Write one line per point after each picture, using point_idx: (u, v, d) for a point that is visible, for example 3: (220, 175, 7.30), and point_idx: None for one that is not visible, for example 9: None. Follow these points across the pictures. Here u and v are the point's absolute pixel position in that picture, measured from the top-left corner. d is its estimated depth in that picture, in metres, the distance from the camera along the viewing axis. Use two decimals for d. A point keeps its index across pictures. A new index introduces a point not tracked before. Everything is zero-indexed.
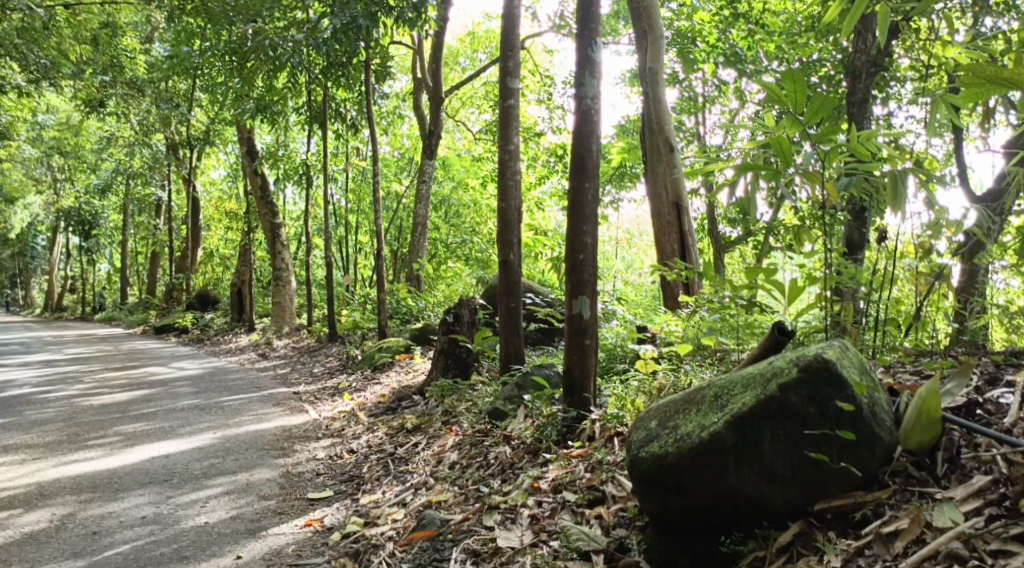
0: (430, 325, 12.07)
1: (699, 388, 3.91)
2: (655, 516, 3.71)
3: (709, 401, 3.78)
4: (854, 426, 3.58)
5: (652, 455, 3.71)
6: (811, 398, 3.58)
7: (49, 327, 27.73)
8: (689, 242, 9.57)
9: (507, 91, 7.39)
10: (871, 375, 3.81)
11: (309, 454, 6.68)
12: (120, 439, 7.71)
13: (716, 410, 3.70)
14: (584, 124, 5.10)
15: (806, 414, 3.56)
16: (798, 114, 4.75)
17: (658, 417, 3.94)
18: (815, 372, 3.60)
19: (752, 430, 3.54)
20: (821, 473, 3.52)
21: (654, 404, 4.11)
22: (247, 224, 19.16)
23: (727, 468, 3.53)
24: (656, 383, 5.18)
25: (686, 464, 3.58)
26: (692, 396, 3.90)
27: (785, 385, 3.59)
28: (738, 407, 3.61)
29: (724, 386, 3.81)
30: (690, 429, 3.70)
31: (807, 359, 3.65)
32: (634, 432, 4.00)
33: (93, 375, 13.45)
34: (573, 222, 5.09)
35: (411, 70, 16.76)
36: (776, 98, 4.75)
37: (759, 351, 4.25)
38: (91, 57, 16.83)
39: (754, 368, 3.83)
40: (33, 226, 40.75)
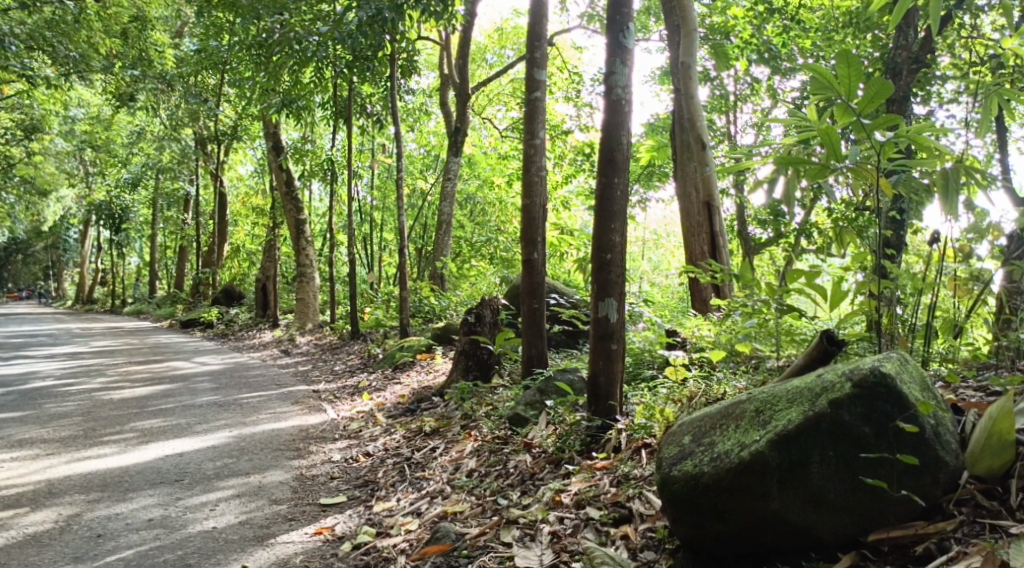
0: (452, 324, 11.87)
1: (739, 402, 3.65)
2: (687, 540, 3.48)
3: (749, 417, 3.52)
4: (916, 449, 3.29)
5: (685, 475, 3.48)
6: (866, 416, 3.30)
7: (77, 319, 27.98)
8: (720, 242, 9.15)
9: (533, 82, 7.12)
10: (934, 393, 3.52)
11: (324, 456, 6.50)
12: (136, 436, 7.59)
13: (758, 426, 3.43)
14: (613, 116, 4.81)
15: (860, 434, 3.29)
16: (851, 104, 4.41)
17: (694, 432, 3.69)
18: (871, 388, 3.31)
19: (798, 451, 3.27)
20: (876, 501, 3.25)
21: (688, 417, 3.87)
22: (272, 219, 19.13)
23: (769, 493, 3.26)
24: (686, 391, 4.90)
25: (722, 486, 3.33)
26: (731, 411, 3.64)
27: (837, 401, 3.30)
28: (783, 425, 3.34)
29: (767, 401, 3.54)
30: (727, 447, 3.44)
31: (862, 373, 3.35)
32: (667, 447, 3.75)
33: (116, 369, 13.43)
34: (601, 220, 4.82)
35: (438, 66, 16.58)
36: (827, 84, 4.37)
37: (806, 360, 3.95)
38: (120, 51, 16.90)
39: (800, 382, 3.55)
40: (66, 219, 41.32)
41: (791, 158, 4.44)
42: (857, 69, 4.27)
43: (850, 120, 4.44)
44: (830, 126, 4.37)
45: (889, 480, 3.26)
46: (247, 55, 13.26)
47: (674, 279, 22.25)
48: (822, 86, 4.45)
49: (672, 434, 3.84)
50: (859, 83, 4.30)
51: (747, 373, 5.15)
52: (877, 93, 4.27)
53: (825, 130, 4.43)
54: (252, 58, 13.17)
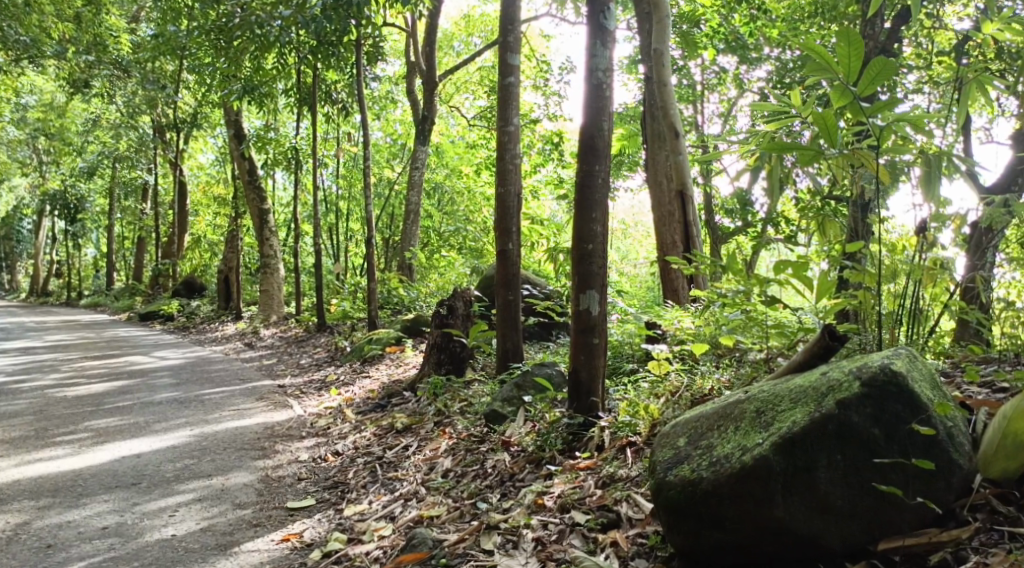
0: (422, 316, 11.63)
1: (737, 402, 3.51)
2: (684, 550, 3.32)
3: (750, 418, 3.39)
4: (928, 452, 3.17)
5: (682, 480, 3.33)
6: (875, 418, 3.17)
7: (32, 312, 27.13)
8: (694, 232, 9.00)
9: (507, 67, 6.89)
10: (943, 392, 3.40)
11: (291, 455, 6.24)
12: (91, 436, 7.24)
13: (760, 428, 3.30)
14: (595, 100, 4.62)
15: (870, 437, 3.16)
16: (849, 85, 4.03)
17: (690, 434, 3.55)
18: (880, 388, 3.19)
19: (804, 455, 3.14)
20: (887, 507, 3.13)
21: (683, 418, 3.73)
22: (234, 209, 18.65)
23: (773, 499, 3.12)
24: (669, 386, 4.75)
25: (723, 492, 3.19)
26: (729, 411, 3.50)
27: (845, 402, 3.17)
28: (788, 427, 3.21)
29: (768, 401, 3.42)
30: (727, 451, 3.30)
31: (872, 372, 3.22)
32: (662, 450, 3.60)
33: (72, 364, 12.94)
34: (582, 209, 4.64)
35: (405, 53, 16.23)
36: (825, 64, 4.03)
37: (806, 355, 3.78)
38: (73, 34, 16.22)
39: (802, 380, 3.42)
40: (20, 209, 40.01)
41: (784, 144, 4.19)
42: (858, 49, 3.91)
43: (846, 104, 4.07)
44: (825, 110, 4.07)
45: (900, 485, 3.14)
46: (206, 39, 12.78)
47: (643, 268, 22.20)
48: (819, 66, 4.10)
49: (665, 436, 3.70)
50: (860, 65, 3.94)
51: (731, 368, 5.03)
52: (878, 73, 3.92)
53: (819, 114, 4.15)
54: (212, 42, 12.70)
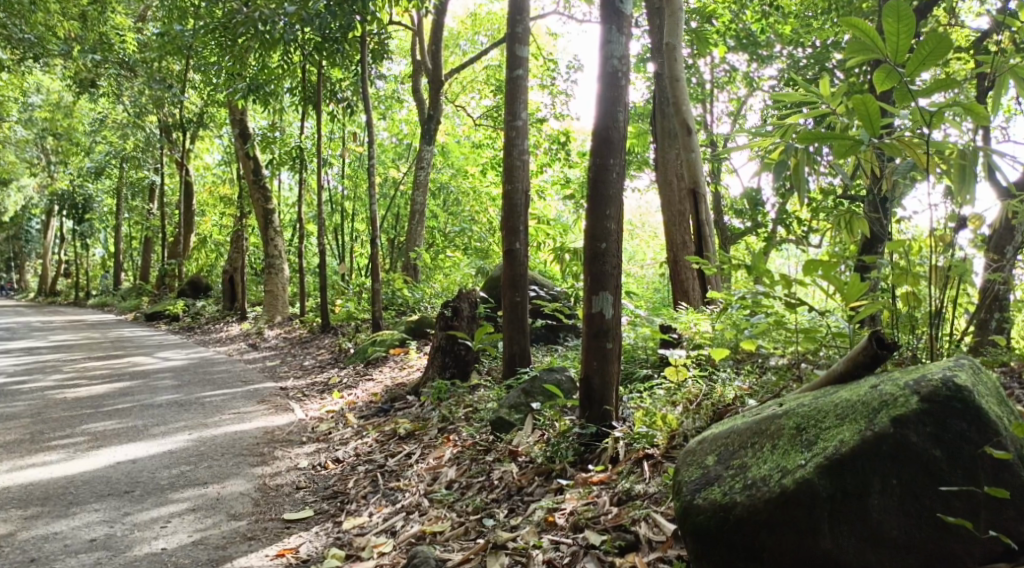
0: (426, 318, 11.38)
1: (773, 417, 3.29)
2: None
3: (789, 436, 3.16)
4: (998, 478, 2.90)
5: (713, 504, 3.11)
6: (937, 437, 2.91)
7: (38, 312, 27.03)
8: (706, 232, 8.63)
9: (515, 59, 6.66)
10: (1011, 409, 3.13)
11: (290, 462, 6.00)
12: (87, 440, 7.02)
13: (803, 448, 3.07)
14: (610, 89, 4.38)
15: (930, 459, 2.89)
16: (895, 67, 3.71)
17: (720, 452, 3.33)
18: (942, 404, 2.94)
19: (853, 479, 2.90)
20: (949, 539, 2.85)
21: (713, 433, 3.51)
22: (240, 208, 18.48)
23: (819, 528, 2.89)
24: (686, 394, 4.50)
25: (760, 519, 2.97)
26: (764, 428, 3.28)
27: (902, 419, 2.92)
28: (835, 447, 2.97)
29: (809, 416, 3.19)
30: (764, 473, 3.07)
31: (932, 387, 2.97)
32: (688, 469, 3.38)
33: (74, 365, 12.75)
34: (595, 204, 4.39)
35: (411, 51, 16.00)
36: (871, 42, 3.71)
37: (848, 366, 3.44)
38: (78, 33, 16.08)
39: (849, 394, 3.18)
40: (28, 210, 39.97)
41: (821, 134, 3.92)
42: (910, 25, 3.59)
43: (890, 87, 3.76)
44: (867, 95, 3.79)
45: (965, 515, 2.87)
46: (210, 37, 12.60)
47: (650, 270, 21.90)
48: (862, 46, 3.77)
49: (692, 453, 3.48)
50: (910, 44, 3.63)
51: (749, 376, 4.78)
52: (931, 52, 3.60)
53: (861, 99, 3.87)
54: (217, 41, 12.51)
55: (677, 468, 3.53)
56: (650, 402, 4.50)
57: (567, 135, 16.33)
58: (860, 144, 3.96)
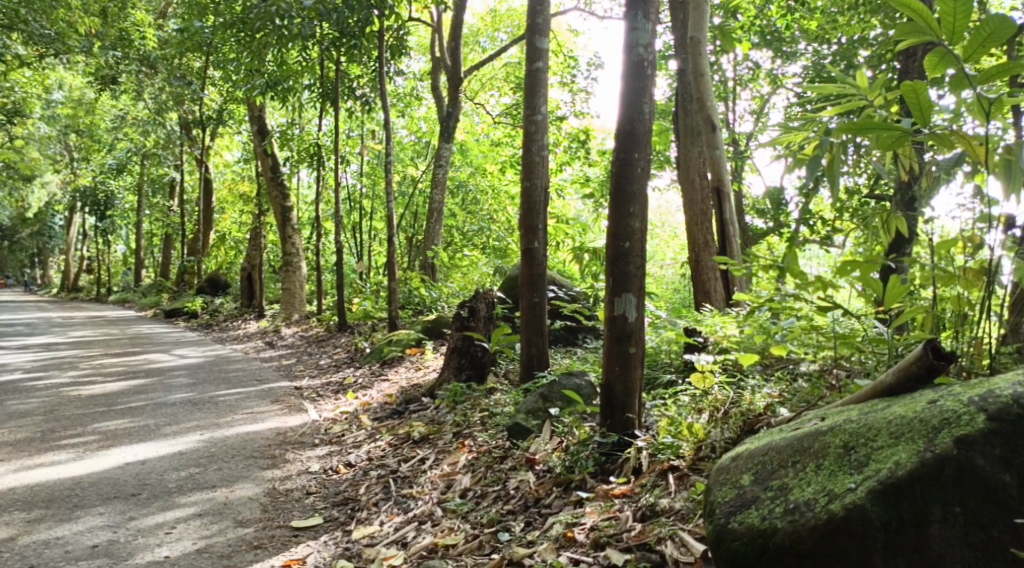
0: (444, 318, 11.21)
1: (817, 434, 3.06)
2: None
3: (836, 455, 2.93)
4: None
5: (750, 529, 2.90)
6: (1005, 461, 2.65)
7: (60, 308, 27.14)
8: (730, 231, 8.36)
9: (535, 52, 6.46)
10: None
11: (301, 466, 5.85)
12: (97, 440, 6.91)
13: (851, 469, 2.84)
14: (635, 79, 4.17)
15: (998, 485, 2.64)
16: (950, 50, 3.19)
17: (756, 471, 3.11)
18: (1013, 424, 2.68)
19: (909, 506, 2.67)
20: None
21: (751, 449, 3.28)
22: (258, 206, 18.41)
23: (870, 559, 2.66)
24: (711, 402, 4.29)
25: (803, 548, 2.74)
26: (807, 446, 3.05)
27: (966, 441, 2.66)
28: (890, 469, 2.73)
29: (858, 434, 2.95)
30: (809, 497, 2.85)
31: (1001, 404, 2.71)
32: (722, 489, 3.16)
33: (90, 362, 12.70)
34: (617, 201, 4.19)
35: (430, 48, 15.84)
36: (925, 24, 3.17)
37: (897, 378, 3.20)
38: (99, 30, 16.03)
39: (903, 409, 2.94)
40: (52, 206, 40.24)
41: (863, 124, 3.64)
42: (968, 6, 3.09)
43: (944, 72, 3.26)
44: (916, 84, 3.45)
45: None
46: (230, 33, 12.48)
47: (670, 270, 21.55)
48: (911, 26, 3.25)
49: (726, 471, 3.25)
50: (969, 25, 3.10)
51: (779, 382, 4.57)
52: (993, 32, 3.11)
53: (910, 86, 3.51)
54: (236, 38, 12.40)
55: (708, 485, 3.31)
56: (675, 409, 4.31)
57: (587, 132, 16.09)
58: (908, 137, 3.68)
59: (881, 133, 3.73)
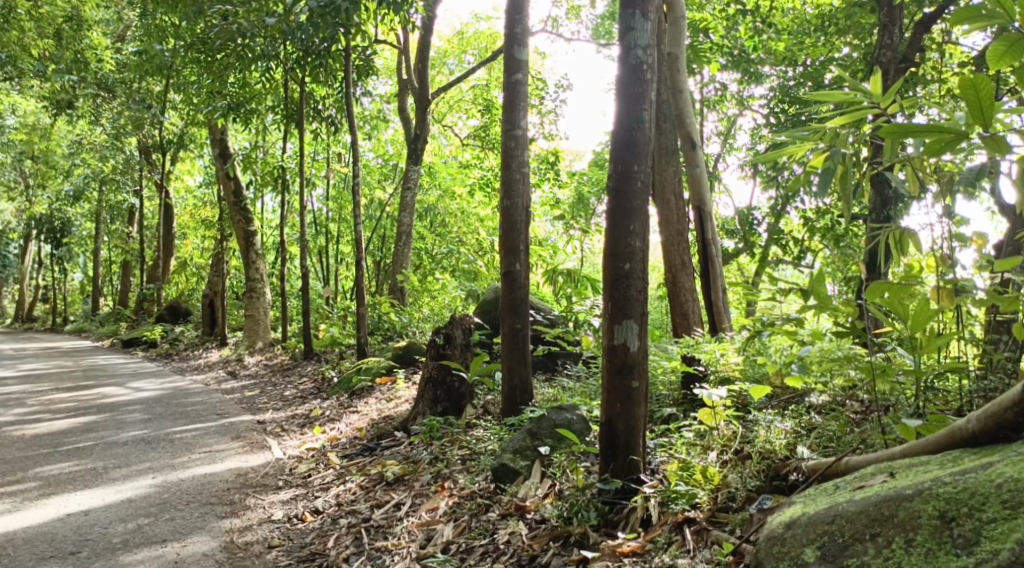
0: (416, 345, 10.70)
1: (899, 500, 2.66)
2: None
3: (930, 530, 2.52)
4: None
5: None
6: None
7: (13, 339, 25.98)
8: (712, 253, 7.89)
9: (513, 63, 6.09)
10: None
11: (263, 513, 5.33)
12: (38, 487, 6.29)
13: (955, 549, 2.43)
14: (633, 84, 3.85)
15: None
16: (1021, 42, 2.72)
17: (823, 546, 2.71)
18: None
19: None
20: None
21: (807, 514, 2.88)
22: (220, 230, 17.77)
23: None
24: (723, 441, 3.92)
25: None
26: (887, 514, 2.65)
27: None
28: (1012, 551, 2.31)
29: (956, 502, 2.53)
30: None
31: None
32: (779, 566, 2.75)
33: (40, 397, 11.94)
34: (617, 219, 3.86)
35: (396, 71, 15.46)
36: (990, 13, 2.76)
37: (982, 425, 2.80)
38: (53, 52, 15.37)
39: (1012, 470, 2.51)
40: (6, 235, 38.82)
41: (905, 128, 3.14)
42: None
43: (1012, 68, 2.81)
44: (979, 76, 2.86)
45: None
46: (190, 54, 11.97)
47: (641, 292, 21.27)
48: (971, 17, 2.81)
49: (781, 542, 2.84)
50: None
51: (792, 419, 4.21)
52: None
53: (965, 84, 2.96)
54: (197, 58, 11.88)
55: (757, 555, 2.92)
56: (684, 452, 3.94)
57: (556, 154, 15.73)
58: (961, 140, 3.13)
59: (931, 137, 3.16)
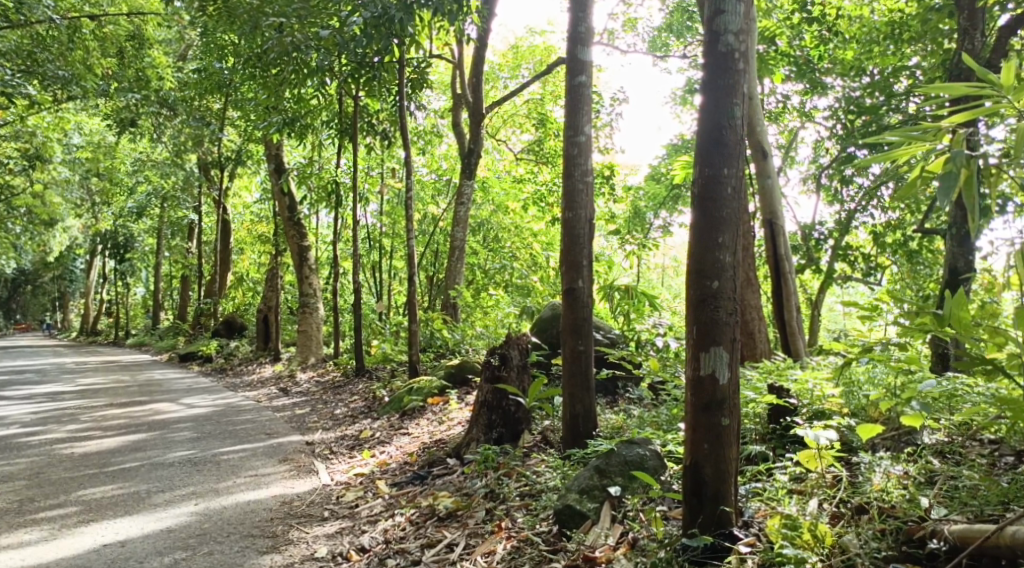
0: (469, 364, 10.30)
1: None
2: None
3: None
4: None
5: None
6: None
7: (77, 353, 26.40)
8: (787, 268, 7.32)
9: (576, 64, 5.69)
10: None
11: (305, 550, 4.97)
12: (78, 512, 6.05)
13: None
14: (722, 75, 3.63)
15: None
16: None
17: None
18: None
19: None
20: None
21: None
22: (275, 246, 17.71)
23: None
24: (833, 499, 3.77)
25: None
26: None
27: None
28: None
29: None
30: None
31: None
32: None
33: (95, 413, 11.91)
34: (705, 230, 3.64)
35: (450, 86, 15.18)
36: None
37: None
38: (115, 71, 15.56)
39: None
40: (74, 251, 39.87)
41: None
42: None
43: None
44: None
45: None
46: (247, 70, 11.87)
47: None
48: None
49: None
50: None
51: (905, 464, 3.96)
52: None
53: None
54: (253, 74, 11.79)
55: None
56: (785, 503, 3.73)
57: (612, 167, 15.23)
58: None
59: None
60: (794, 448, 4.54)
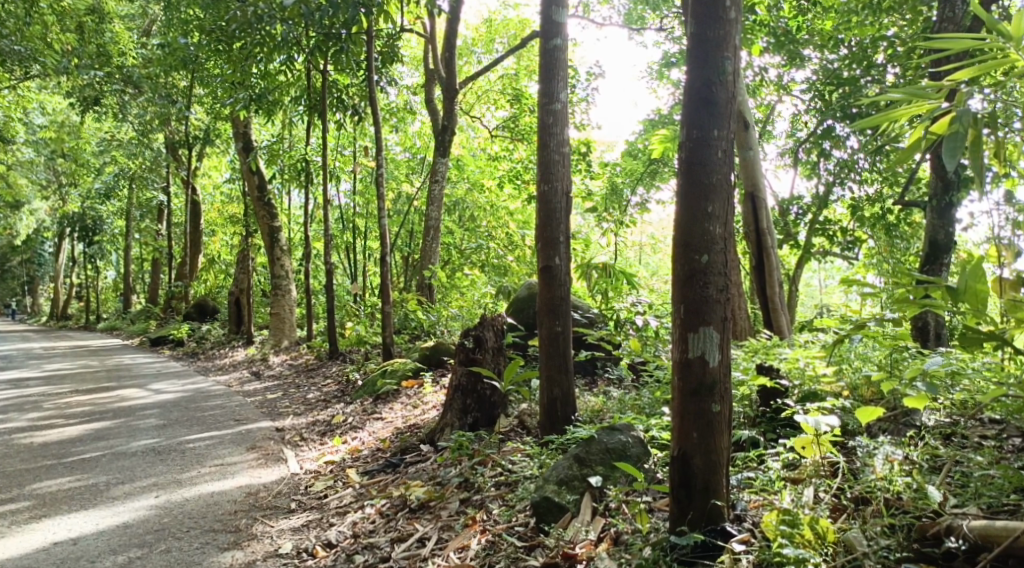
0: (444, 345, 10.03)
1: None
2: None
3: None
4: None
5: None
6: None
7: (45, 337, 25.70)
8: (769, 242, 7.10)
9: (552, 27, 5.39)
10: None
11: (269, 545, 4.68)
12: (30, 507, 5.71)
13: None
14: (711, 27, 3.39)
15: None
16: None
17: None
18: None
19: None
20: None
21: None
22: (246, 226, 17.23)
23: None
24: (834, 491, 3.59)
25: None
26: None
27: None
28: None
29: None
30: None
31: None
32: None
33: (59, 400, 11.47)
34: (694, 198, 3.40)
35: (422, 61, 14.72)
36: None
37: None
38: (75, 46, 14.88)
39: None
40: (41, 234, 38.86)
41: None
42: None
43: None
44: None
45: None
46: (210, 43, 11.33)
47: None
48: None
49: None
50: None
51: (902, 447, 3.83)
52: None
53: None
54: (216, 48, 11.28)
55: None
56: (782, 496, 3.54)
57: (589, 143, 14.91)
58: None
59: None
60: (784, 432, 4.33)
